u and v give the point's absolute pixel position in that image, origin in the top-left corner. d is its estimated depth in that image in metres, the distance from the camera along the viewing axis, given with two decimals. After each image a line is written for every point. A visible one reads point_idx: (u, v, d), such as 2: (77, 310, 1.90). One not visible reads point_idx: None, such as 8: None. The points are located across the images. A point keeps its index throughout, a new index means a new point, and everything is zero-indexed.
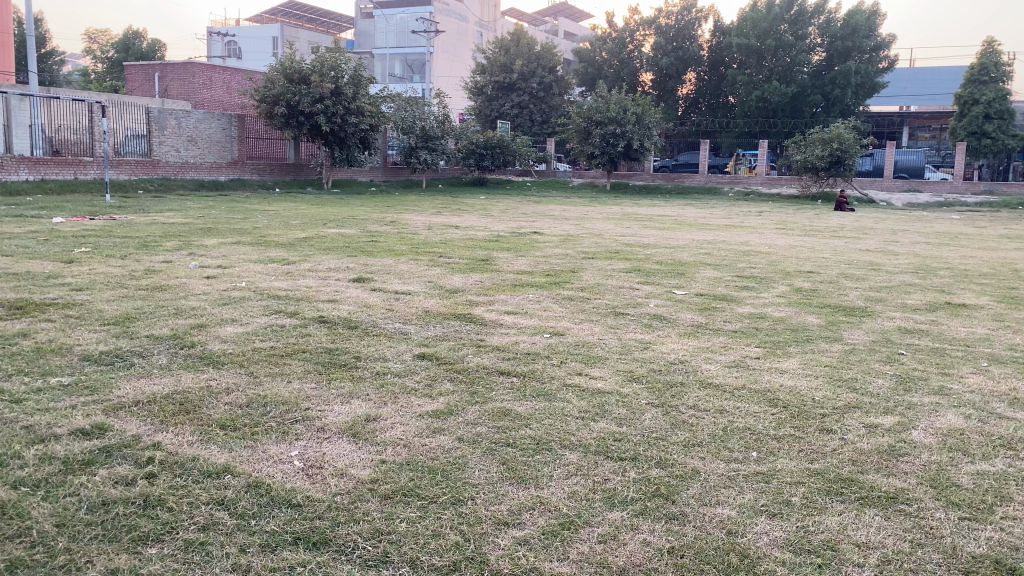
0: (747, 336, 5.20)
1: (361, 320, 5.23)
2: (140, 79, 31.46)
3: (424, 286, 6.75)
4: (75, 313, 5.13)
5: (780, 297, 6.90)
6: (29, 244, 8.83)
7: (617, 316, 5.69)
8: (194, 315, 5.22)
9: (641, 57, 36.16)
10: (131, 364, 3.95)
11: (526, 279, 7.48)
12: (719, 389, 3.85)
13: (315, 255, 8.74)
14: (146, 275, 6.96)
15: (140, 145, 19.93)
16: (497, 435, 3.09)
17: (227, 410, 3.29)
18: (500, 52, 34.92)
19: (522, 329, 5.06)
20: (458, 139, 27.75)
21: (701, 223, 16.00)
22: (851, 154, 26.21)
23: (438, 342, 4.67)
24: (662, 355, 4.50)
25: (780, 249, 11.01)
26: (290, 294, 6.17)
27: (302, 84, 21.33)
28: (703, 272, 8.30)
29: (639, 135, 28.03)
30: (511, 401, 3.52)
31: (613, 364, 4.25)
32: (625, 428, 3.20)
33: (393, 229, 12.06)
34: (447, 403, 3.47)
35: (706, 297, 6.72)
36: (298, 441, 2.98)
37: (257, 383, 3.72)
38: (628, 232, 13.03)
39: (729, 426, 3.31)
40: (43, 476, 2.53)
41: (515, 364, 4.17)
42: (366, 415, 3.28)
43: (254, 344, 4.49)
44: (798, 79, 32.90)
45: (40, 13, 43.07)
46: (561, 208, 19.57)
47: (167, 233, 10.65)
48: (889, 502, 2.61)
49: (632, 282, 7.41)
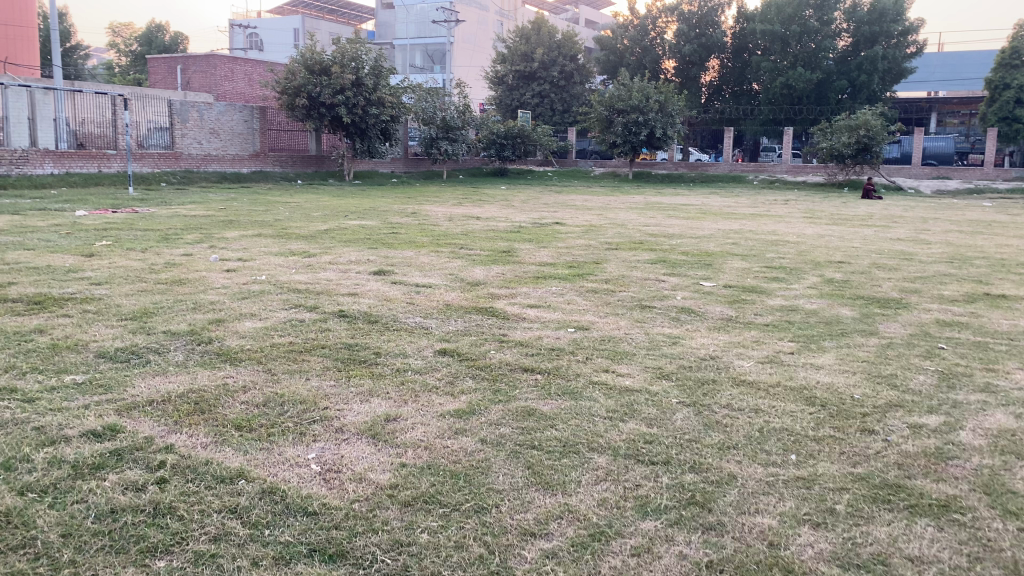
0: (779, 330, 5.03)
1: (381, 314, 5.11)
2: (164, 72, 31.59)
3: (445, 279, 6.62)
4: (93, 308, 5.06)
5: (811, 289, 6.70)
6: (52, 237, 8.81)
7: (643, 309, 5.53)
8: (212, 310, 5.13)
9: (664, 44, 35.67)
10: (147, 361, 3.86)
11: (548, 271, 7.32)
12: (752, 387, 3.70)
13: (336, 247, 8.65)
14: (166, 268, 6.90)
15: (162, 137, 20.00)
16: (522, 436, 2.96)
17: (243, 410, 3.19)
18: (521, 42, 34.67)
19: (546, 324, 4.92)
20: (479, 129, 27.55)
21: (726, 212, 15.74)
22: (878, 141, 25.75)
23: (459, 337, 4.55)
24: (692, 351, 4.34)
25: (809, 239, 10.77)
26: (310, 287, 6.07)
27: (323, 75, 21.21)
28: (731, 263, 8.11)
29: (661, 123, 27.72)
30: (535, 400, 3.39)
31: (641, 360, 4.10)
32: (655, 429, 3.07)
33: (414, 220, 11.96)
34: (469, 402, 3.34)
35: (735, 289, 6.53)
36: (315, 442, 2.87)
37: (275, 380, 3.61)
38: (651, 222, 12.82)
39: (766, 427, 3.15)
40: (50, 481, 2.43)
41: (539, 360, 4.03)
42: (385, 415, 3.16)
43: (272, 340, 4.38)
44: (824, 65, 32.31)
45: (63, 8, 43.31)
46: (583, 198, 19.38)
47: (188, 225, 10.62)
48: (941, 510, 2.45)
49: (658, 274, 7.25)
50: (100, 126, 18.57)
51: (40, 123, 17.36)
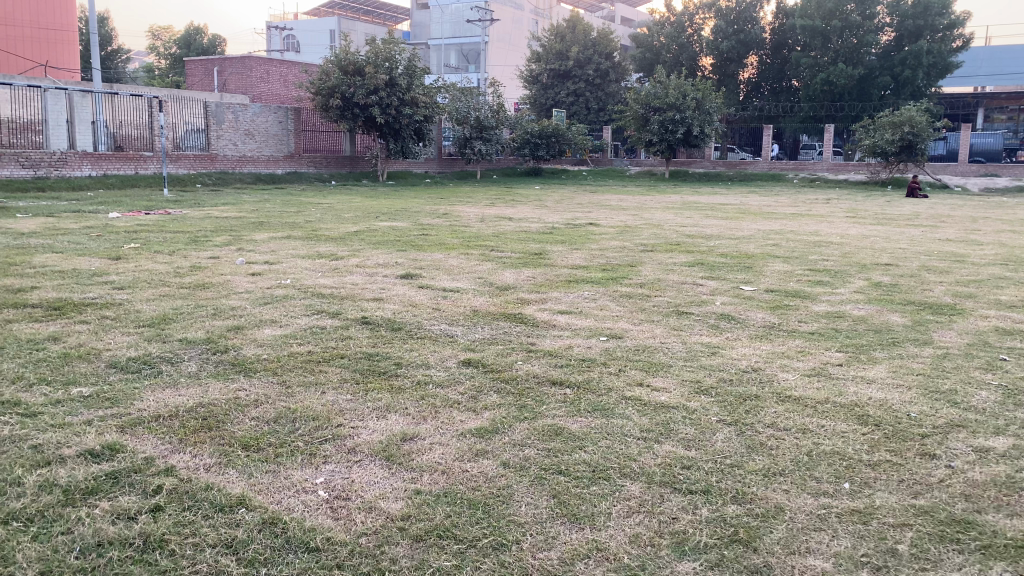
0: (825, 339, 4.73)
1: (405, 321, 4.92)
2: (201, 75, 31.93)
3: (474, 283, 6.40)
4: (111, 315, 4.95)
5: (859, 294, 6.37)
6: (81, 240, 8.77)
7: (680, 315, 5.27)
8: (232, 316, 4.98)
9: (701, 41, 35.15)
10: (159, 372, 3.71)
11: (581, 274, 7.08)
12: (799, 404, 3.42)
13: (365, 249, 8.49)
14: (191, 272, 6.79)
15: (199, 139, 20.10)
16: (548, 459, 2.73)
17: (252, 427, 3.01)
18: (556, 40, 34.44)
19: (577, 332, 4.69)
20: (513, 129, 27.36)
21: (767, 212, 15.32)
22: (923, 138, 25.07)
23: (485, 346, 4.33)
24: (733, 362, 4.07)
25: (853, 239, 10.39)
26: (334, 292, 5.90)
27: (356, 76, 21.17)
28: (772, 266, 7.78)
29: (699, 121, 27.26)
30: (563, 417, 3.16)
31: (678, 372, 3.86)
32: (695, 451, 2.83)
33: (446, 222, 11.76)
34: (492, 419, 3.12)
35: (777, 294, 6.23)
36: (325, 465, 2.67)
37: (289, 393, 3.43)
38: (688, 222, 12.47)
39: (815, 451, 2.89)
40: (38, 509, 2.26)
41: (568, 373, 3.80)
42: (402, 433, 2.95)
43: (291, 348, 4.20)
44: (865, 61, 31.55)
45: (105, 13, 44.04)
46: (618, 197, 19.07)
47: (218, 227, 10.54)
48: (1020, 553, 2.17)
49: (695, 277, 6.95)
50: (137, 128, 18.72)
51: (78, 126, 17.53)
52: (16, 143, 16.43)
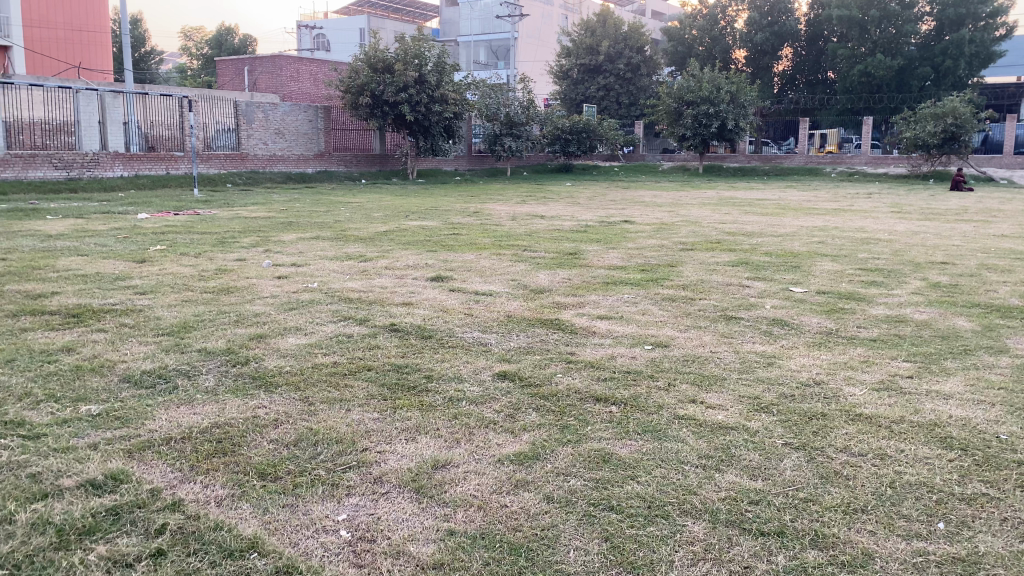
0: (890, 347, 4.37)
1: (436, 329, 4.64)
2: (231, 74, 32.05)
3: (507, 286, 6.13)
4: (130, 322, 4.75)
5: (917, 295, 5.98)
6: (108, 242, 8.65)
7: (729, 321, 4.93)
8: (255, 323, 4.74)
9: (734, 33, 34.41)
10: (175, 387, 3.47)
11: (618, 275, 6.76)
12: (872, 424, 3.09)
13: (394, 250, 8.26)
14: (215, 275, 6.59)
15: (229, 139, 20.08)
16: (597, 493, 2.44)
17: (270, 452, 2.75)
18: (586, 35, 33.98)
19: (619, 340, 4.38)
20: (544, 125, 26.94)
21: (807, 207, 14.86)
22: (967, 129, 24.36)
23: (522, 357, 4.04)
24: (792, 375, 3.76)
25: (902, 236, 9.91)
26: (363, 296, 5.65)
27: (386, 73, 20.98)
28: (821, 265, 7.39)
29: (733, 114, 26.72)
30: (611, 441, 2.86)
31: (733, 386, 3.54)
32: (762, 484, 2.53)
33: (476, 220, 11.50)
34: (532, 443, 2.83)
35: (830, 296, 5.87)
36: (348, 499, 2.40)
37: (311, 412, 3.16)
38: (727, 219, 12.04)
39: (898, 481, 2.56)
40: (27, 553, 2.01)
41: (613, 387, 3.49)
42: (432, 460, 2.67)
43: (315, 359, 3.95)
44: (905, 52, 30.72)
45: (138, 14, 44.42)
46: (652, 194, 18.62)
47: (246, 228, 10.38)
48: None
49: (741, 278, 6.59)
50: (169, 129, 18.73)
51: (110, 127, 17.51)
52: (50, 145, 16.47)
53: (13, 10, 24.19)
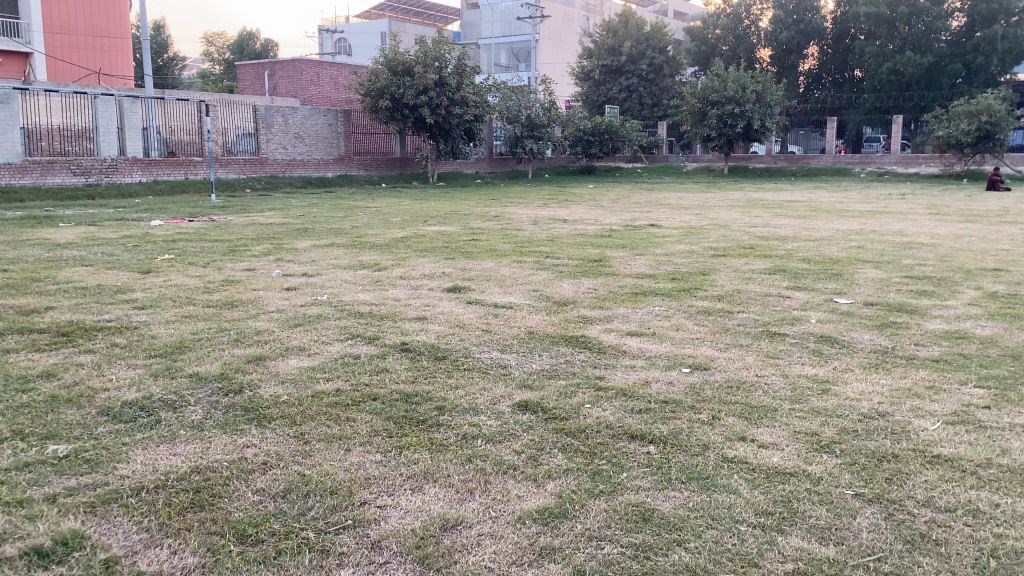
0: (956, 369, 3.90)
1: (451, 348, 4.23)
2: (252, 78, 32.00)
3: (528, 297, 5.72)
4: (123, 341, 4.41)
5: (974, 307, 5.49)
6: (116, 252, 8.37)
7: (773, 338, 4.49)
8: (256, 343, 4.36)
9: (759, 32, 33.86)
10: (156, 421, 3.10)
11: (647, 285, 6.34)
12: (954, 469, 2.64)
13: (411, 257, 7.89)
14: (220, 287, 6.25)
15: (248, 143, 19.85)
16: (636, 566, 2.04)
17: (254, 505, 2.38)
18: (608, 35, 33.49)
19: (652, 362, 3.95)
20: (565, 126, 26.57)
21: (841, 209, 14.33)
22: (1002, 127, 23.63)
23: (546, 381, 3.64)
24: (851, 405, 3.31)
25: (945, 240, 9.40)
26: (374, 310, 5.27)
27: (406, 76, 20.65)
28: (865, 273, 6.92)
29: (759, 114, 26.11)
30: (651, 492, 2.46)
31: (786, 420, 3.11)
32: (836, 552, 2.12)
33: (496, 225, 11.13)
34: (558, 496, 2.43)
35: (880, 308, 5.42)
36: (338, 572, 2.02)
37: (306, 452, 2.78)
38: (759, 222, 11.56)
39: (1001, 549, 2.13)
40: None
41: (648, 421, 3.07)
42: (441, 518, 2.28)
43: (315, 386, 3.56)
44: (935, 48, 29.85)
45: (161, 20, 44.53)
46: (678, 196, 18.17)
47: (261, 235, 10.08)
48: None
49: (780, 288, 6.15)
50: (188, 134, 18.55)
51: (128, 132, 17.32)
52: (69, 151, 16.31)
53: (36, 16, 24.39)
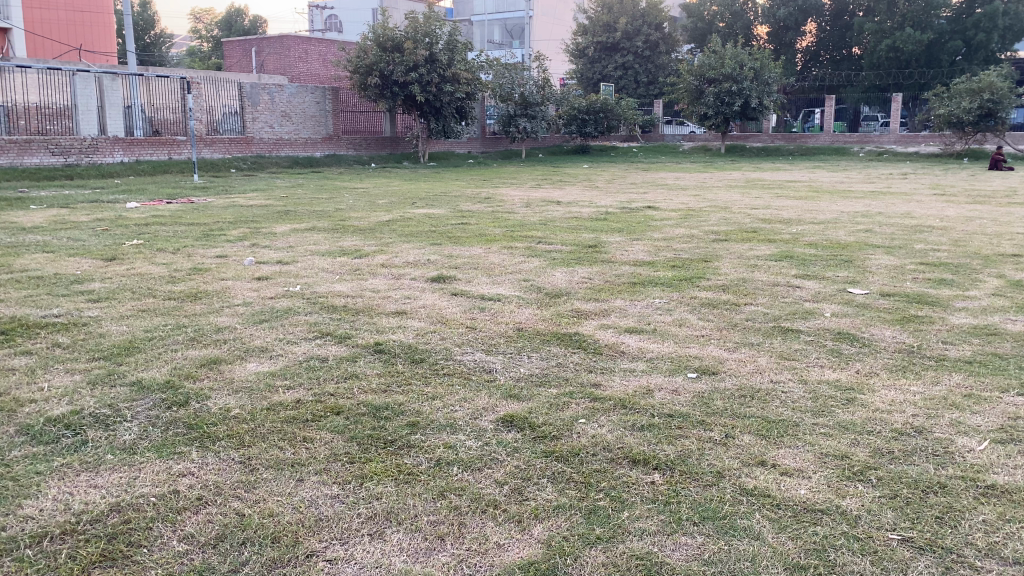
0: (992, 373, 3.48)
1: (430, 349, 3.81)
2: (238, 55, 31.35)
3: (517, 288, 5.28)
4: (67, 341, 3.97)
5: (999, 298, 5.07)
6: (82, 236, 7.90)
7: (787, 336, 4.07)
8: (214, 342, 3.92)
9: (756, 8, 33.26)
10: (83, 442, 2.68)
11: (646, 273, 5.92)
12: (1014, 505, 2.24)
13: (394, 243, 7.46)
14: (187, 276, 5.79)
15: (234, 122, 19.29)
16: None
17: (178, 558, 1.96)
18: (603, 11, 32.79)
19: (655, 365, 3.53)
20: (560, 104, 25.97)
21: (842, 189, 13.91)
22: (1005, 105, 23.16)
23: (535, 390, 3.21)
24: (881, 419, 2.89)
25: (955, 222, 9.00)
26: (349, 303, 4.82)
27: (395, 52, 20.01)
28: (877, 259, 6.51)
29: (757, 92, 25.59)
30: (659, 537, 2.05)
31: (810, 439, 2.70)
32: None
33: (487, 207, 10.69)
34: (547, 544, 2.01)
35: (898, 299, 5.01)
36: None
37: (249, 484, 2.36)
38: (760, 204, 11.15)
39: None
40: None
41: (653, 442, 2.65)
42: None
43: (271, 396, 3.12)
44: (935, 25, 29.40)
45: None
46: (674, 176, 17.73)
47: (240, 217, 9.62)
48: None
49: (789, 277, 5.73)
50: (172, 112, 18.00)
51: (110, 111, 16.72)
52: (48, 130, 15.76)
53: None
